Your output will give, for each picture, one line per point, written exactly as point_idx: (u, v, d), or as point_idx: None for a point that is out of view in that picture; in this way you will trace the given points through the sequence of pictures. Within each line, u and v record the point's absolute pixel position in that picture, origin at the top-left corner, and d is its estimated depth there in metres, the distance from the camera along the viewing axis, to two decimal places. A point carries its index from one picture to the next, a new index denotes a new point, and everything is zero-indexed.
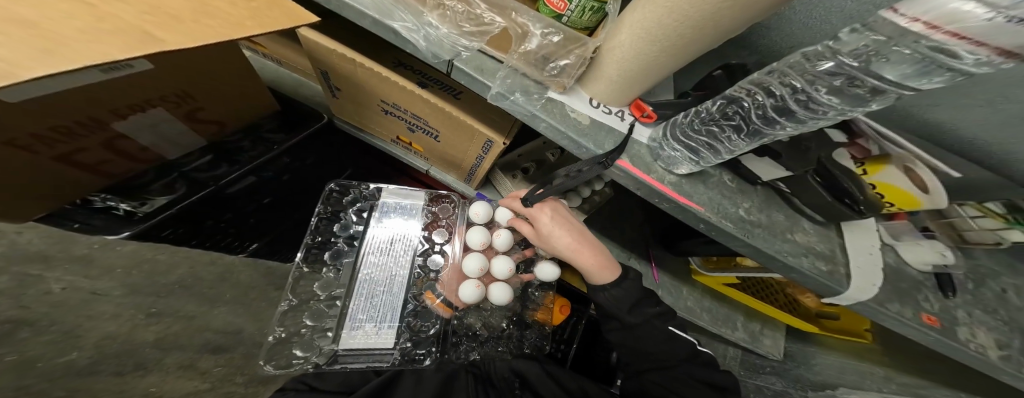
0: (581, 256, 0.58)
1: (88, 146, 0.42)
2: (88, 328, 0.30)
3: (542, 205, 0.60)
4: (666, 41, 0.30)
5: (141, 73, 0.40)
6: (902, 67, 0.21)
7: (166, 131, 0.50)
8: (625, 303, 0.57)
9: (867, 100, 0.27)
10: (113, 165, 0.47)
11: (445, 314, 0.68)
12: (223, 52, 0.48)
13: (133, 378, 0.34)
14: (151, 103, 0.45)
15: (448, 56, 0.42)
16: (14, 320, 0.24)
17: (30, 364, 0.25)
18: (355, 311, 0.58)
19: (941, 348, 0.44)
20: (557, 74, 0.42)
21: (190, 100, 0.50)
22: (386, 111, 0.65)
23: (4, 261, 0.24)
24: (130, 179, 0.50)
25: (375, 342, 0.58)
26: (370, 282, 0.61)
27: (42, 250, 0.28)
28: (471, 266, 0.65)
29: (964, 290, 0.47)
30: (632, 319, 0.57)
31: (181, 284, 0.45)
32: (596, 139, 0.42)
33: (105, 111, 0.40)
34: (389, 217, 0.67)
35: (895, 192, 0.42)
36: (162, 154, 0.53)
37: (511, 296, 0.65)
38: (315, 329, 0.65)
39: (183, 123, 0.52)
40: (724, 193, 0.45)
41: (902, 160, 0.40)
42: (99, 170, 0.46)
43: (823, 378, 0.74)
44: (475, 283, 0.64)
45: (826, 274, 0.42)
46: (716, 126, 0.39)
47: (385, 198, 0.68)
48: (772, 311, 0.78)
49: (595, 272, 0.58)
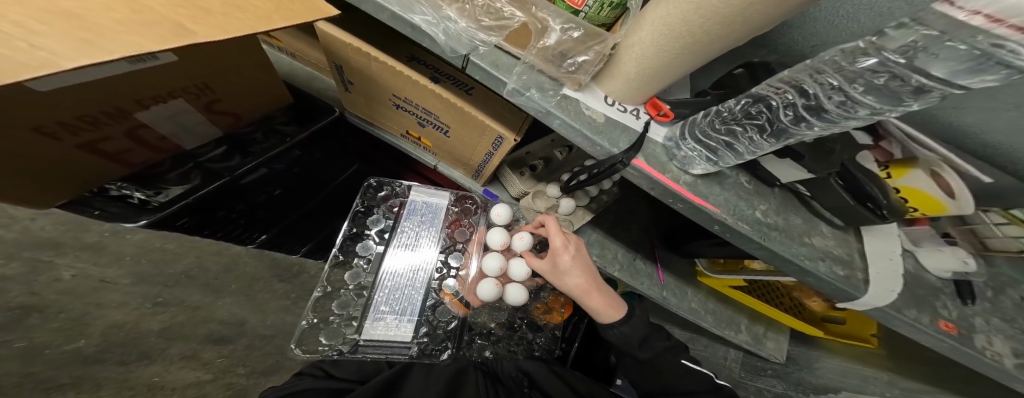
0: (590, 298, 0.58)
1: (111, 135, 0.41)
2: (96, 317, 0.32)
3: (566, 243, 0.58)
4: (691, 38, 0.30)
5: (166, 65, 0.40)
6: (953, 64, 0.21)
7: (185, 121, 0.50)
8: (634, 339, 0.59)
9: (907, 101, 0.26)
10: (132, 155, 0.46)
11: (460, 312, 0.69)
12: (239, 47, 0.48)
13: (139, 366, 0.37)
14: (173, 94, 0.45)
15: (464, 51, 0.41)
16: (23, 307, 0.25)
17: (38, 351, 0.27)
18: (378, 302, 0.59)
19: (955, 355, 0.44)
20: (574, 70, 0.41)
21: (209, 92, 0.50)
22: (398, 105, 0.65)
23: (12, 248, 0.25)
24: (151, 167, 0.50)
25: (395, 334, 0.59)
26: (394, 276, 0.61)
27: (52, 237, 0.28)
28: (490, 264, 0.65)
29: (983, 297, 0.47)
30: (644, 355, 0.59)
31: (187, 273, 0.44)
32: (611, 137, 0.41)
33: (130, 101, 0.40)
34: (415, 215, 0.66)
35: (920, 197, 0.41)
36: (179, 144, 0.52)
37: (527, 298, 0.65)
38: (342, 317, 0.66)
39: (201, 113, 0.51)
40: (740, 195, 0.44)
41: (929, 164, 0.40)
42: (119, 159, 0.45)
43: (824, 382, 0.75)
44: (494, 281, 0.64)
45: (843, 278, 0.42)
46: (738, 126, 0.39)
47: (413, 196, 0.67)
48: (779, 315, 0.78)
49: (602, 313, 0.59)
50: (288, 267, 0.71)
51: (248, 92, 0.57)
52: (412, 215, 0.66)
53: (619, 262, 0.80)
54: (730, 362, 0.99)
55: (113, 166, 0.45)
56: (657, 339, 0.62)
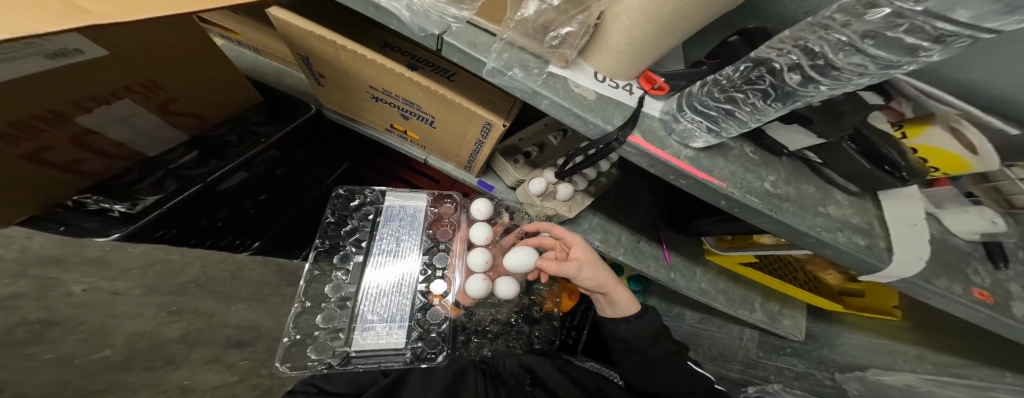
0: (620, 288, 0.63)
1: (57, 143, 0.39)
2: (114, 326, 0.30)
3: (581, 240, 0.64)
4: (682, 2, 0.27)
5: (96, 59, 0.38)
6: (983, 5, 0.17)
7: (141, 125, 0.49)
8: (647, 335, 0.62)
9: (921, 52, 0.22)
10: (88, 165, 0.45)
11: (452, 314, 0.69)
12: (176, 25, 0.45)
13: (165, 371, 0.36)
14: (118, 94, 0.43)
15: (436, 30, 0.39)
16: (46, 319, 0.24)
17: (67, 361, 0.25)
18: (366, 312, 0.58)
19: (994, 326, 0.40)
20: (558, 44, 0.38)
21: (157, 90, 0.48)
22: (376, 97, 0.63)
23: (20, 266, 0.23)
24: (115, 179, 0.49)
25: (386, 342, 0.58)
26: (377, 285, 0.61)
27: (55, 254, 0.27)
28: (476, 260, 0.66)
29: (1016, 259, 0.43)
30: (654, 353, 0.62)
31: (196, 282, 0.45)
32: (605, 114, 0.39)
33: (70, 104, 0.38)
34: (393, 220, 0.65)
35: (941, 156, 0.36)
36: (140, 150, 0.50)
37: (517, 290, 0.67)
38: (326, 331, 0.64)
39: (157, 115, 0.50)
40: (746, 166, 0.41)
41: (945, 120, 0.33)
42: (75, 170, 0.43)
43: (851, 359, 0.71)
44: (482, 277, 0.66)
45: (865, 249, 0.39)
46: (739, 93, 0.34)
47: (390, 201, 0.67)
48: (794, 290, 0.74)
49: (629, 301, 0.64)
50: (292, 270, 0.74)
51: (206, 87, 0.55)
52: (390, 221, 0.65)
53: (623, 246, 0.77)
54: (746, 342, 0.95)
55: (72, 180, 0.44)
56: (665, 338, 0.64)
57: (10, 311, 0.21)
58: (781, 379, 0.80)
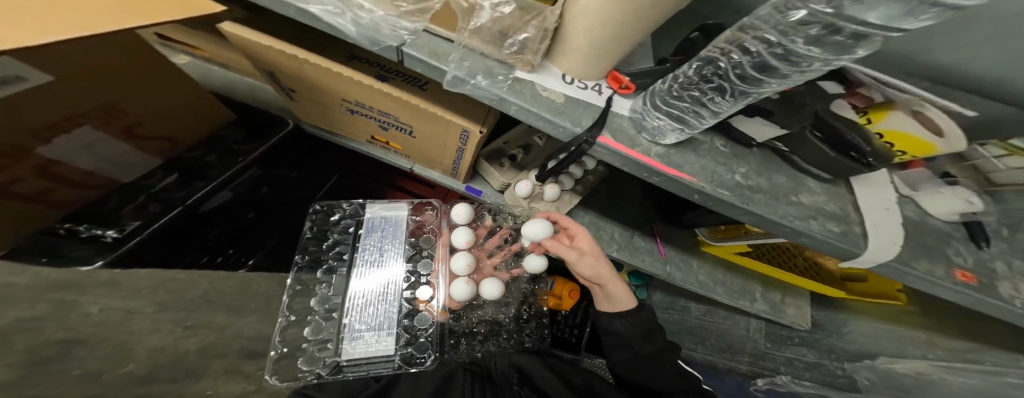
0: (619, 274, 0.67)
1: (22, 175, 0.44)
2: (133, 341, 0.33)
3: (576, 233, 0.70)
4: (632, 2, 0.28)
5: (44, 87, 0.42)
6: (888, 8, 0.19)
7: (104, 152, 0.54)
8: (636, 332, 0.62)
9: (851, 47, 0.23)
10: (60, 194, 0.50)
11: (439, 318, 0.71)
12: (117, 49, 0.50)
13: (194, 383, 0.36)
14: (79, 120, 0.49)
15: (393, 43, 0.40)
16: (68, 338, 0.26)
17: (97, 375, 0.26)
18: (354, 322, 0.60)
19: (983, 307, 0.39)
20: (518, 51, 0.39)
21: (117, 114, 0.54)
22: (352, 110, 0.65)
23: (32, 300, 0.26)
24: (95, 205, 0.55)
25: (375, 350, 0.59)
26: (363, 294, 0.63)
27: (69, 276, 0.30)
28: (459, 265, 0.67)
29: (999, 238, 0.43)
30: (647, 348, 0.62)
31: (206, 297, 0.49)
32: (573, 116, 0.40)
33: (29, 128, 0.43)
34: (373, 232, 0.67)
35: (906, 138, 0.37)
36: (112, 178, 0.57)
37: (502, 290, 0.68)
38: (315, 342, 0.65)
39: (122, 141, 0.56)
40: (717, 160, 0.42)
41: (907, 105, 0.35)
42: (50, 200, 0.49)
43: (860, 347, 0.69)
44: (465, 280, 0.67)
45: (839, 235, 0.39)
46: (696, 91, 0.35)
47: (371, 213, 0.68)
48: (794, 278, 0.74)
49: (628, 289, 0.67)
50: None
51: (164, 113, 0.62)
52: (372, 232, 0.67)
53: (616, 242, 0.78)
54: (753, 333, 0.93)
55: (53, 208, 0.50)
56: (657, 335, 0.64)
57: (36, 332, 0.23)
58: (791, 369, 0.76)
